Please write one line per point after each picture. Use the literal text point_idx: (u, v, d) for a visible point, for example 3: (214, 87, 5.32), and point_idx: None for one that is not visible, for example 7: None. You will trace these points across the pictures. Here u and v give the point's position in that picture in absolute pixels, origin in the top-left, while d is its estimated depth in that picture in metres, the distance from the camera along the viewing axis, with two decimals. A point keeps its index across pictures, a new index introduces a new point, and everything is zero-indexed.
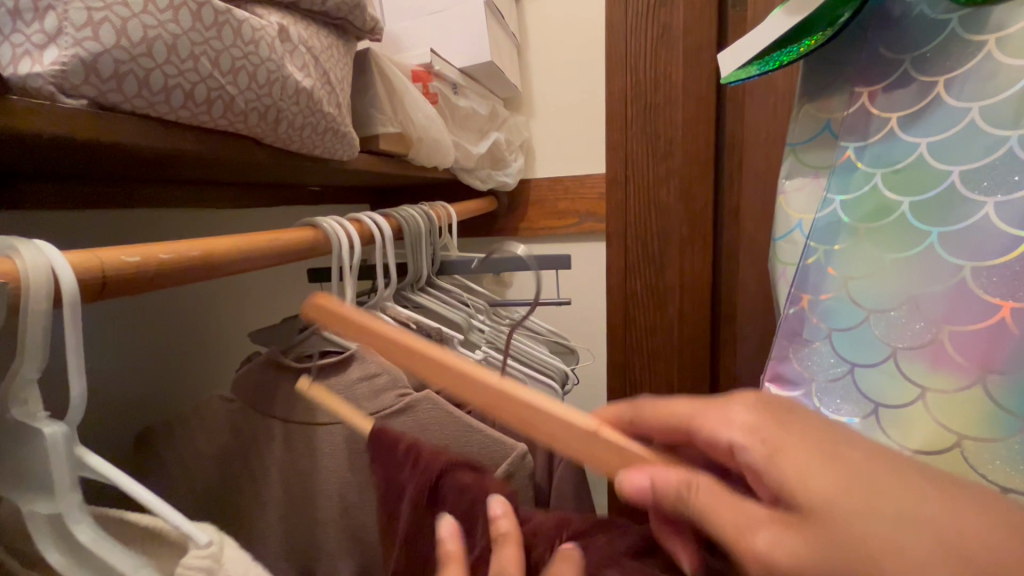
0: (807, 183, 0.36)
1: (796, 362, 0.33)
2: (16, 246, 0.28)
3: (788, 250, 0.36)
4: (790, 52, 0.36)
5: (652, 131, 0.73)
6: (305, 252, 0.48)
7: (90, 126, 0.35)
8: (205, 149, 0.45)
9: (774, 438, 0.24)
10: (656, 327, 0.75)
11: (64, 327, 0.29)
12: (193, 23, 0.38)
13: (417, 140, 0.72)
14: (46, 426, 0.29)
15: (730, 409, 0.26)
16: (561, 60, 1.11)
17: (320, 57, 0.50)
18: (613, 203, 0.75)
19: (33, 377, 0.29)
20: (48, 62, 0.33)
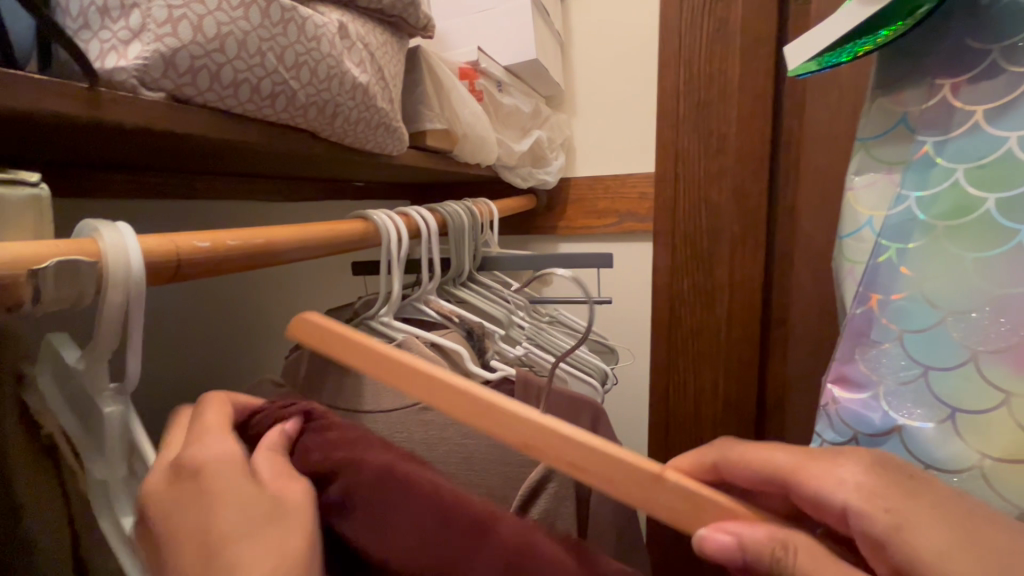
0: (878, 179, 0.35)
1: (862, 364, 0.32)
2: (101, 230, 0.29)
3: (855, 249, 0.35)
4: (864, 45, 0.35)
5: (705, 129, 0.71)
6: (356, 243, 0.50)
7: (165, 118, 0.37)
8: (267, 142, 0.46)
9: (897, 507, 0.25)
10: (702, 327, 0.73)
11: (137, 317, 0.30)
12: (262, 19, 0.40)
13: (462, 137, 0.73)
14: (108, 405, 0.30)
15: (838, 467, 0.27)
16: (605, 58, 1.10)
17: (375, 53, 0.51)
18: (661, 201, 0.74)
19: (107, 357, 0.30)
20: (132, 57, 0.35)
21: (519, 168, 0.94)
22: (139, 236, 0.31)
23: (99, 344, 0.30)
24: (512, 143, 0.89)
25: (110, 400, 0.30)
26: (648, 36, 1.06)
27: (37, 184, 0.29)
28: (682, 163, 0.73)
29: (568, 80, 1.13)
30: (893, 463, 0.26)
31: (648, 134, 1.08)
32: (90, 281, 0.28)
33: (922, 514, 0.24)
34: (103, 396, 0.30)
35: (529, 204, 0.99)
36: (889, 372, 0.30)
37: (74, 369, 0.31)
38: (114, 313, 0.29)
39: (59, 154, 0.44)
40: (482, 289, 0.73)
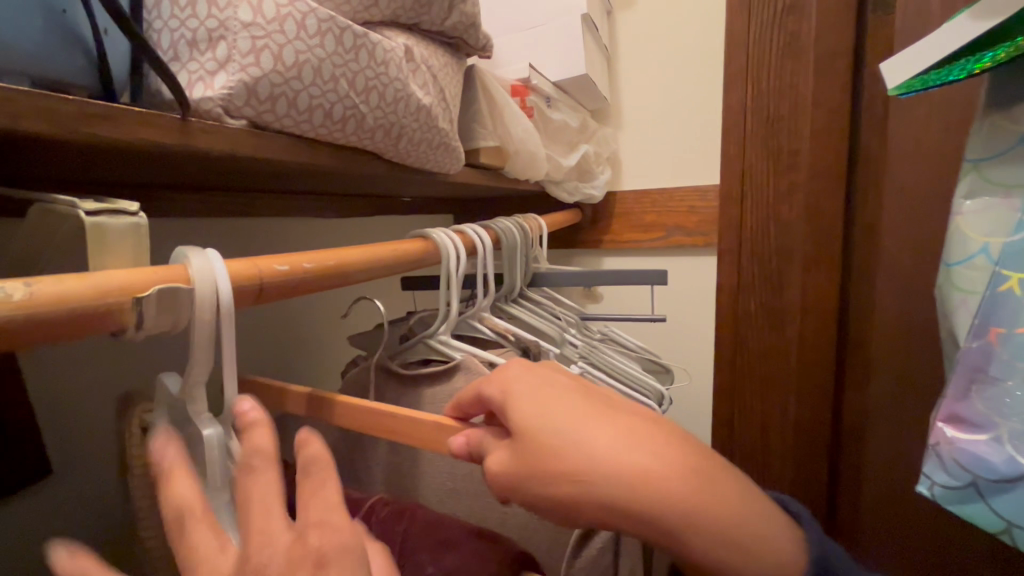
0: (995, 203, 0.39)
1: (976, 405, 0.37)
2: (189, 255, 0.30)
3: (969, 278, 0.40)
4: (983, 58, 0.38)
5: (772, 144, 0.73)
6: (420, 262, 0.50)
7: (247, 146, 0.38)
8: (336, 164, 0.47)
9: (512, 393, 0.33)
10: (773, 348, 0.75)
11: (225, 340, 0.31)
12: (336, 47, 0.41)
13: (513, 153, 0.73)
14: (206, 427, 0.31)
15: (506, 371, 0.35)
16: (651, 71, 1.09)
17: (437, 74, 0.52)
18: (726, 218, 0.76)
19: (202, 378, 0.31)
20: (218, 87, 0.36)
21: (566, 183, 0.93)
22: (225, 260, 0.32)
23: (193, 368, 0.31)
24: (560, 158, 0.89)
25: (208, 421, 0.31)
26: (696, 47, 1.04)
27: (136, 213, 0.30)
28: (748, 184, 0.75)
29: (613, 94, 1.13)
30: (527, 377, 0.34)
31: (696, 146, 1.06)
32: (183, 304, 0.28)
33: (532, 398, 0.33)
34: (202, 417, 0.31)
35: (575, 219, 0.99)
36: (1015, 404, 0.35)
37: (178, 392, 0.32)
38: (206, 338, 0.30)
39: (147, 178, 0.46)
40: (533, 306, 0.73)
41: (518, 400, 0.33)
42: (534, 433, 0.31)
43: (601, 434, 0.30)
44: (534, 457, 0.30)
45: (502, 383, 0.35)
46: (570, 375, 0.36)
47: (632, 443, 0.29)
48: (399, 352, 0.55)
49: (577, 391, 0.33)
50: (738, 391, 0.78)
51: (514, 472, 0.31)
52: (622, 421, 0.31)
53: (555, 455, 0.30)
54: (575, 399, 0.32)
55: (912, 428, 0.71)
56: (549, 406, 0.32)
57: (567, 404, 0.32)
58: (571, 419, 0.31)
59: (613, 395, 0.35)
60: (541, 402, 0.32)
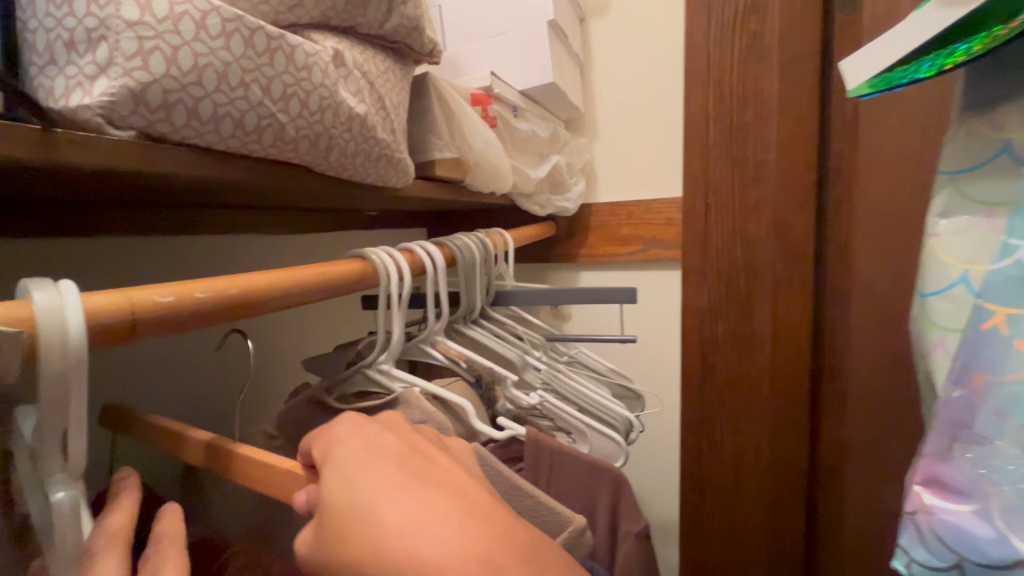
0: (970, 224, 0.33)
1: (964, 468, 0.27)
2: (34, 289, 0.25)
3: (948, 314, 0.33)
4: (955, 51, 0.33)
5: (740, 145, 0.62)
6: (352, 286, 0.46)
7: (135, 158, 0.34)
8: (255, 179, 0.43)
9: (332, 454, 0.29)
10: (740, 383, 0.63)
11: (78, 389, 0.26)
12: (245, 49, 0.37)
13: (474, 165, 0.69)
14: (57, 491, 0.27)
15: (334, 429, 0.31)
16: (626, 79, 1.06)
17: (375, 81, 0.48)
18: (689, 230, 0.64)
19: (54, 438, 0.26)
20: (98, 93, 0.32)
21: (536, 196, 0.89)
22: (85, 293, 0.27)
23: (40, 427, 0.26)
24: (529, 170, 0.85)
25: (61, 483, 0.27)
26: (671, 56, 1.01)
27: None
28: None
29: (588, 104, 1.09)
30: (353, 434, 0.30)
31: (674, 156, 1.02)
32: (19, 350, 0.24)
33: (342, 462, 0.28)
34: (54, 478, 0.27)
35: (548, 232, 0.95)
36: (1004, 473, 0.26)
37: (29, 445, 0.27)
38: (54, 391, 0.25)
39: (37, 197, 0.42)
40: (496, 327, 0.68)
41: (333, 461, 0.28)
42: (328, 502, 0.26)
43: (385, 510, 0.24)
44: (321, 528, 0.26)
45: (326, 441, 0.30)
46: (413, 437, 0.31)
47: (409, 523, 0.24)
48: (336, 383, 0.50)
49: (396, 457, 0.28)
50: (706, 419, 0.74)
51: (310, 555, 0.26)
52: (419, 492, 0.25)
53: (336, 532, 0.25)
54: (383, 467, 0.27)
55: (889, 460, 0.63)
56: (357, 472, 0.27)
57: (376, 474, 0.26)
58: (364, 490, 0.26)
59: (452, 465, 0.29)
60: (350, 471, 0.27)
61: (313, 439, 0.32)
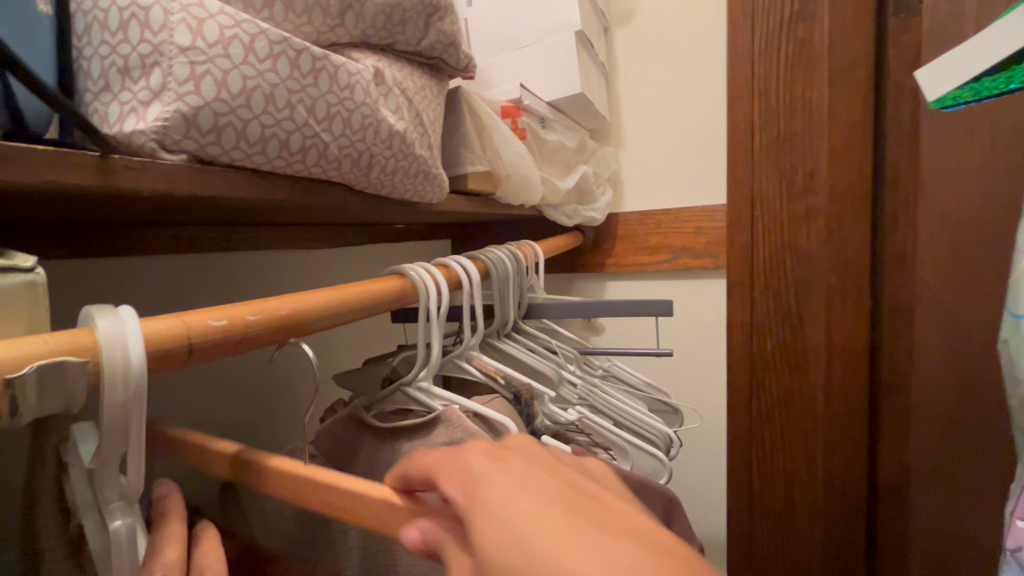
0: None
1: None
2: (95, 316, 0.25)
3: None
4: None
5: (787, 164, 0.68)
6: (392, 303, 0.45)
7: (186, 182, 0.34)
8: (297, 198, 0.43)
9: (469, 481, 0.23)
10: (792, 393, 0.70)
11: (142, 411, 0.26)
12: (291, 70, 0.37)
13: (505, 178, 0.69)
14: (114, 519, 0.27)
15: (466, 454, 0.25)
16: (652, 87, 1.05)
17: (413, 97, 0.48)
18: (737, 245, 0.71)
19: (115, 463, 0.26)
20: (151, 119, 0.32)
21: (563, 206, 0.88)
22: (144, 319, 0.27)
23: (99, 453, 0.26)
24: (557, 181, 0.84)
25: (119, 511, 0.27)
26: (698, 64, 1.01)
27: (33, 269, 0.26)
28: (758, 206, 0.70)
29: (613, 113, 1.09)
30: (480, 454, 0.24)
31: (701, 164, 1.01)
32: (84, 378, 0.24)
33: (491, 494, 0.22)
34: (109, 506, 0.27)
35: (575, 243, 0.94)
36: None
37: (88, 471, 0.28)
38: (116, 418, 0.25)
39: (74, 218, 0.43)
40: (528, 340, 0.67)
41: (482, 503, 0.22)
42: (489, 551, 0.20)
43: (588, 558, 0.18)
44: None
45: (465, 475, 0.24)
46: (564, 470, 0.24)
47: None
48: (375, 401, 0.49)
49: (556, 495, 0.21)
50: (755, 437, 0.73)
51: None
52: (619, 534, 0.19)
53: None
54: (556, 510, 0.20)
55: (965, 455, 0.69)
56: (516, 510, 0.21)
57: (547, 519, 0.20)
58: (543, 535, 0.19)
59: (621, 503, 0.22)
60: (508, 508, 0.21)
61: (439, 470, 0.26)
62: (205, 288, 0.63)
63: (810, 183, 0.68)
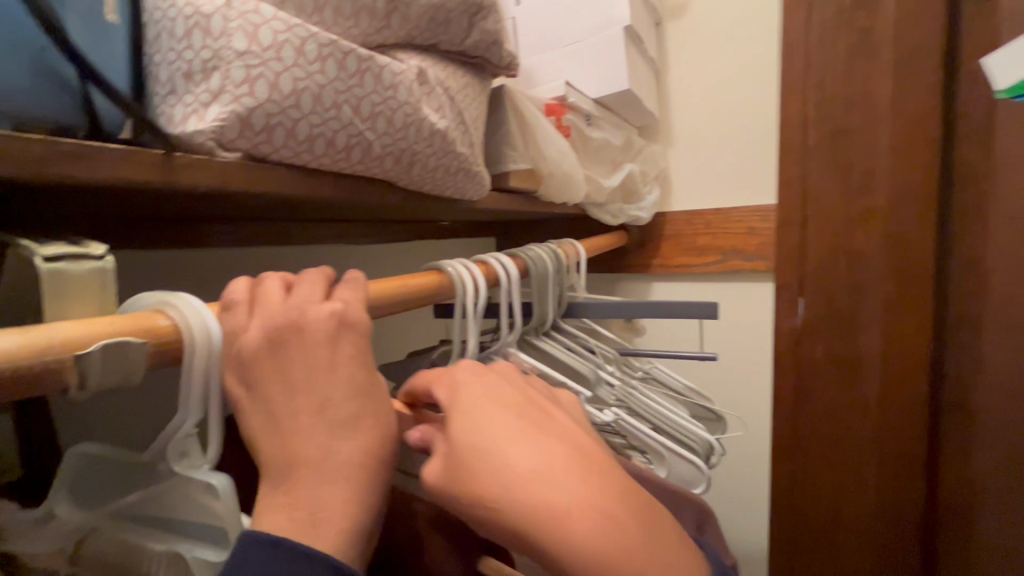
0: None
1: None
2: (171, 301, 0.29)
3: None
4: None
5: (837, 164, 0.73)
6: (432, 297, 0.47)
7: (243, 178, 0.36)
8: (342, 195, 0.45)
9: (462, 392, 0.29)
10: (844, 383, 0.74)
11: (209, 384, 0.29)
12: (339, 71, 0.38)
13: (547, 176, 0.69)
14: (213, 478, 0.28)
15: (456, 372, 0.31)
16: (704, 83, 1.02)
17: (456, 96, 0.49)
18: (789, 246, 0.78)
19: (191, 429, 0.29)
20: (210, 119, 0.34)
21: (607, 205, 0.87)
22: (207, 306, 0.30)
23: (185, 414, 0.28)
24: (603, 179, 0.83)
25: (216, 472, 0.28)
26: (756, 58, 0.96)
27: (104, 256, 0.28)
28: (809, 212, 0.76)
29: (662, 109, 1.06)
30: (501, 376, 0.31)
31: (755, 162, 0.97)
32: (152, 351, 0.26)
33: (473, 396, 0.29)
34: (199, 464, 0.29)
35: (618, 242, 0.92)
36: None
37: (169, 435, 0.29)
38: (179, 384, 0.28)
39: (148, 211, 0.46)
40: (567, 339, 0.67)
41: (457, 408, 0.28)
42: (461, 446, 0.26)
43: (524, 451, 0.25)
44: (468, 492, 0.25)
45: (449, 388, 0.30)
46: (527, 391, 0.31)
47: (587, 514, 0.23)
48: None
49: (521, 409, 0.28)
50: (800, 430, 0.79)
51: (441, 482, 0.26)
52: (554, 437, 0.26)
53: (486, 490, 0.24)
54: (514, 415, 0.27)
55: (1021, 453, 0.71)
56: (486, 422, 0.27)
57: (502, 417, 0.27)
58: (545, 465, 0.24)
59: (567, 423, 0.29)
60: (479, 412, 0.27)
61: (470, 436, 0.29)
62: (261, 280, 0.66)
63: (868, 181, 0.71)
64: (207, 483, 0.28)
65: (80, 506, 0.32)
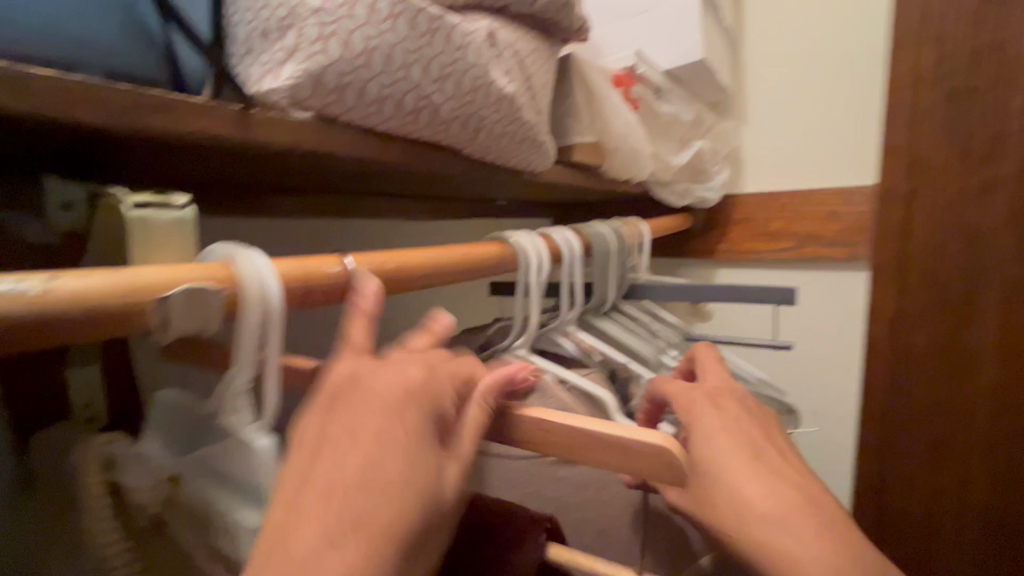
0: None
1: None
2: (234, 252, 0.28)
3: None
4: None
5: (962, 143, 0.63)
6: (494, 267, 0.45)
7: (314, 138, 0.36)
8: (408, 160, 0.44)
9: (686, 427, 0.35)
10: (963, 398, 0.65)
11: (267, 339, 0.29)
12: (409, 30, 0.37)
13: (612, 151, 0.66)
14: (258, 438, 0.29)
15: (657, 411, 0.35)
16: (786, 56, 0.95)
17: (525, 60, 0.47)
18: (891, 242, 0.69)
19: (244, 385, 0.29)
20: (285, 77, 0.34)
21: (674, 184, 0.83)
22: (272, 260, 0.29)
23: (237, 370, 0.28)
24: (670, 157, 0.79)
25: (263, 432, 0.29)
26: (846, 27, 0.89)
27: (184, 207, 0.28)
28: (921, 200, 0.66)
29: (736, 84, 0.99)
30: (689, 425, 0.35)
31: (840, 142, 0.90)
32: (223, 301, 0.26)
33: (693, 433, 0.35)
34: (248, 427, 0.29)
35: (683, 225, 0.88)
36: None
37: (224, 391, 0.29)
38: (245, 337, 0.28)
39: (229, 177, 0.48)
40: (627, 320, 0.65)
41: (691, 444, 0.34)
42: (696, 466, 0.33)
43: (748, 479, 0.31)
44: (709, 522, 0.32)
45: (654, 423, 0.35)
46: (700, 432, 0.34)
47: (805, 540, 0.29)
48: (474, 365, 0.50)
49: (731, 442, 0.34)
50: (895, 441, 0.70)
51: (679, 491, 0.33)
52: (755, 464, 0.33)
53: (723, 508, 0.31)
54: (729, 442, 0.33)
55: None
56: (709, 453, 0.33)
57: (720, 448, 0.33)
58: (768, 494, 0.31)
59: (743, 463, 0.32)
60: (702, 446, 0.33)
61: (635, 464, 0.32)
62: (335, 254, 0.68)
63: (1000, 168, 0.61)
64: (253, 443, 0.29)
65: (170, 451, 0.33)
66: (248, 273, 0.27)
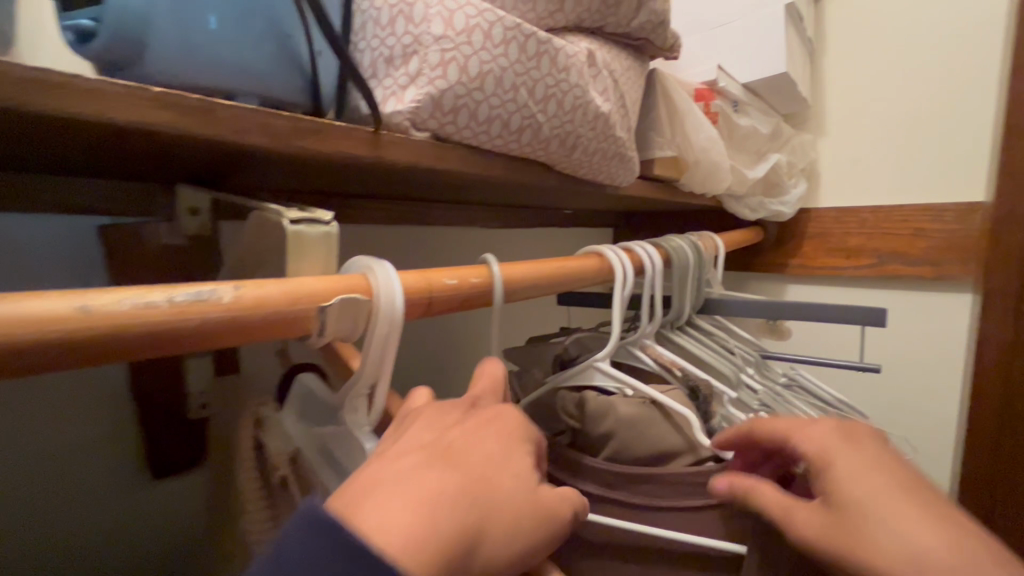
0: None
1: None
2: (371, 266, 0.30)
3: None
4: None
5: None
6: (585, 279, 0.46)
7: (428, 157, 0.39)
8: (505, 175, 0.46)
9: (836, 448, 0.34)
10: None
11: (385, 351, 0.30)
12: (520, 55, 0.39)
13: (692, 165, 0.66)
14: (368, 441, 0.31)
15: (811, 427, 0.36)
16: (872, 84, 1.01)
17: (619, 79, 0.48)
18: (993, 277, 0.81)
19: (362, 390, 0.31)
20: (408, 101, 0.37)
21: (748, 197, 0.82)
22: (401, 273, 0.31)
23: (357, 378, 0.30)
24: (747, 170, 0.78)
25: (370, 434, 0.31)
26: None
27: (328, 222, 0.31)
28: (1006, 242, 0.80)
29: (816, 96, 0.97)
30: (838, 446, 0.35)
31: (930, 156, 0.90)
32: (361, 312, 0.28)
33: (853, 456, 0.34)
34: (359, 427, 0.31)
35: (755, 238, 0.87)
36: None
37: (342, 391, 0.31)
38: (373, 347, 0.29)
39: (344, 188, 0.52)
40: (702, 336, 0.64)
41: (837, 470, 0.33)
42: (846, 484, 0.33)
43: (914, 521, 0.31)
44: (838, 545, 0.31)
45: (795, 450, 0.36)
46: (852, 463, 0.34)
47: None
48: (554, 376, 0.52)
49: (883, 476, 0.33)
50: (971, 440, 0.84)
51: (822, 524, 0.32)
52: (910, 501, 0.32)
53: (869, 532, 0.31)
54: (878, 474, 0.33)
55: None
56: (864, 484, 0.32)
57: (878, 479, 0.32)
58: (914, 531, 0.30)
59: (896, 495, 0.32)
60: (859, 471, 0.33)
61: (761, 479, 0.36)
62: (423, 260, 0.72)
63: None
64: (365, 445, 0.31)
65: (302, 424, 0.35)
66: (382, 287, 0.29)
